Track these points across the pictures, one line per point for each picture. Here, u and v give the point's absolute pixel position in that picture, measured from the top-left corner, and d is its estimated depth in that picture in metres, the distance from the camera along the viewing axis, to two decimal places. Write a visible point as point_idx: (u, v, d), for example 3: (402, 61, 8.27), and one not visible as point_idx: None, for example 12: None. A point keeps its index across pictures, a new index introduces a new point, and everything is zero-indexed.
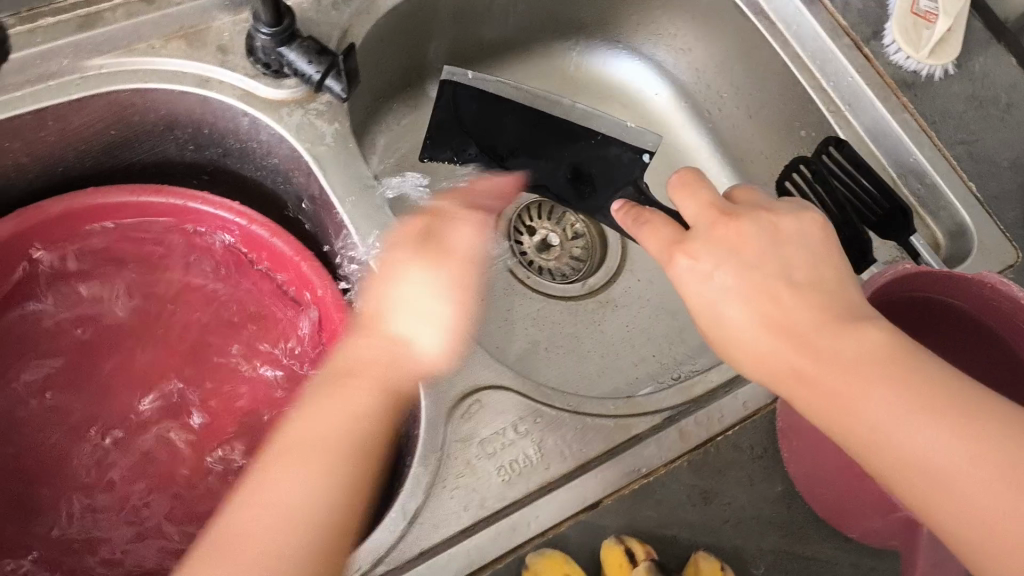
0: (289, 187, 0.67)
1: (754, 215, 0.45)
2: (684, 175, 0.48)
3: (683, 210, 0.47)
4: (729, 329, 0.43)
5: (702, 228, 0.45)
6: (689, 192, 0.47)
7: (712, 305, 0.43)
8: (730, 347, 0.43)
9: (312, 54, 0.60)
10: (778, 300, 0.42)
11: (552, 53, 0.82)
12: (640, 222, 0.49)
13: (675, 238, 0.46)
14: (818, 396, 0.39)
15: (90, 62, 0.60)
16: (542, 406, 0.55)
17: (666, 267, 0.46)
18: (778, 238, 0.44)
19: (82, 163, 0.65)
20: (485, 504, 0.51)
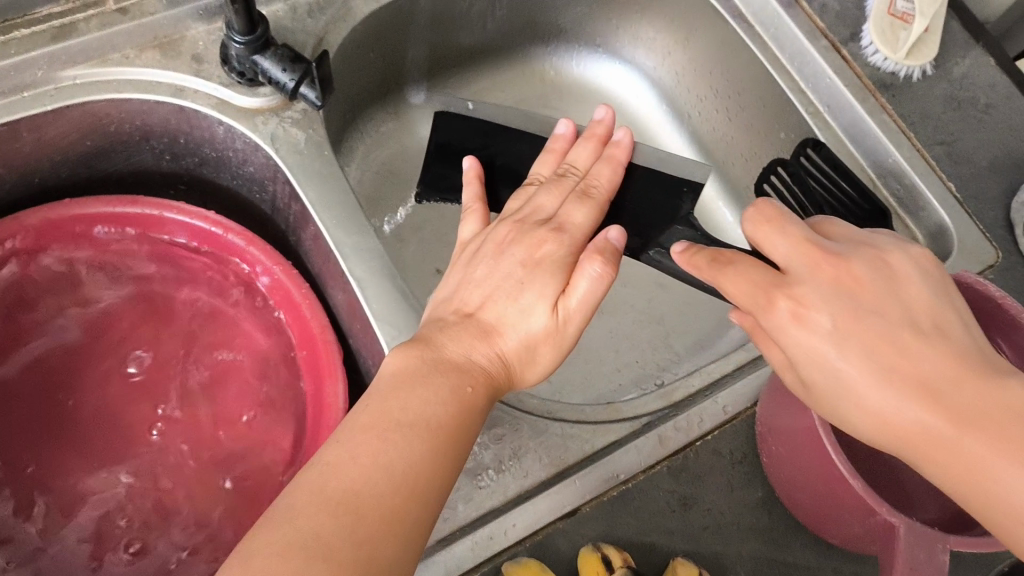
0: (266, 196, 0.67)
1: (858, 257, 0.43)
2: (763, 210, 0.46)
3: (770, 248, 0.45)
4: (841, 378, 0.41)
5: (799, 269, 0.43)
6: (779, 230, 0.45)
7: (826, 353, 0.41)
8: (848, 401, 0.41)
9: (286, 61, 0.59)
10: (896, 350, 0.40)
11: (532, 58, 0.82)
12: (719, 264, 0.46)
13: (771, 280, 0.43)
14: (942, 453, 0.38)
15: (64, 73, 0.60)
16: (520, 413, 0.54)
17: (763, 310, 0.43)
18: (887, 279, 0.43)
19: (58, 174, 0.65)
20: (461, 515, 0.51)
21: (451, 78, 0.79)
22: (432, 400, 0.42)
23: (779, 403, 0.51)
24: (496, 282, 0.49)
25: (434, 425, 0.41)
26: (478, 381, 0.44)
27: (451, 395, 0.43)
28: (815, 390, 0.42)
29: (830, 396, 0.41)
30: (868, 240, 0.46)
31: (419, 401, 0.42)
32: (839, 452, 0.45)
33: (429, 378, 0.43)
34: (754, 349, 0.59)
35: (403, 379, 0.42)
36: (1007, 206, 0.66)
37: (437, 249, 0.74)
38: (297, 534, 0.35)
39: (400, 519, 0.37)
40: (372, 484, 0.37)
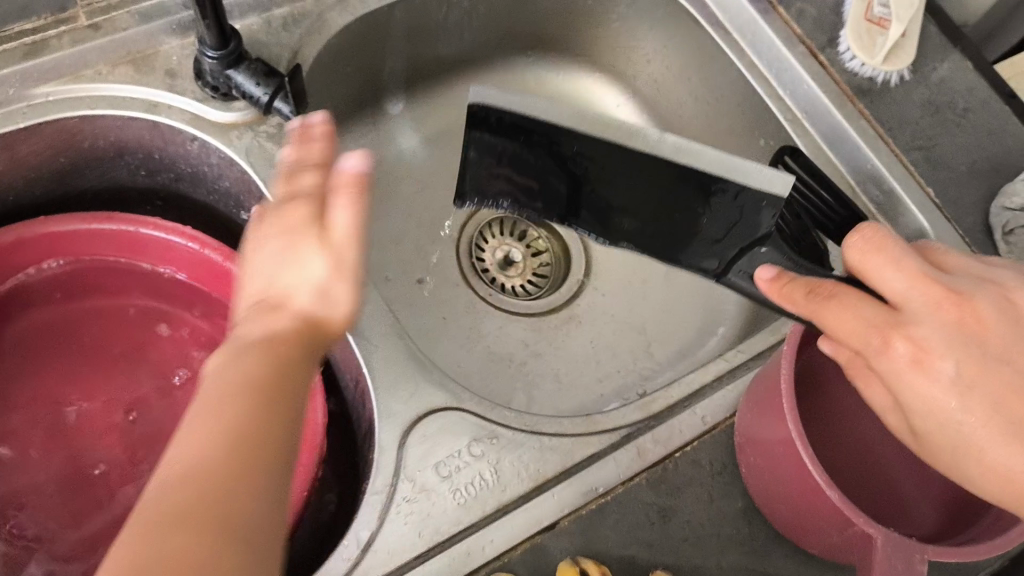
0: (242, 211, 0.66)
1: (977, 293, 0.42)
2: (878, 236, 0.43)
3: (885, 281, 0.42)
4: (961, 430, 0.39)
5: (921, 307, 0.41)
6: (894, 262, 0.42)
7: (948, 405, 0.39)
8: (968, 456, 0.40)
9: (259, 76, 0.59)
10: (1017, 402, 0.39)
11: (514, 67, 0.81)
12: (817, 296, 0.43)
13: (887, 319, 0.41)
14: None
15: (37, 90, 0.60)
16: (497, 428, 0.54)
17: (876, 348, 0.41)
18: (1002, 317, 0.42)
19: (33, 191, 0.64)
20: (440, 530, 0.51)
21: (430, 88, 0.79)
22: (252, 364, 0.40)
23: (756, 413, 0.51)
24: (264, 266, 0.46)
25: (249, 382, 0.39)
26: (291, 338, 0.43)
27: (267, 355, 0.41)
28: (925, 440, 0.41)
29: (940, 443, 0.40)
30: (972, 268, 0.45)
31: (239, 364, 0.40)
32: (815, 463, 0.44)
33: (241, 355, 0.41)
34: (732, 358, 0.58)
35: (218, 368, 0.40)
36: (986, 211, 0.66)
37: (417, 261, 0.74)
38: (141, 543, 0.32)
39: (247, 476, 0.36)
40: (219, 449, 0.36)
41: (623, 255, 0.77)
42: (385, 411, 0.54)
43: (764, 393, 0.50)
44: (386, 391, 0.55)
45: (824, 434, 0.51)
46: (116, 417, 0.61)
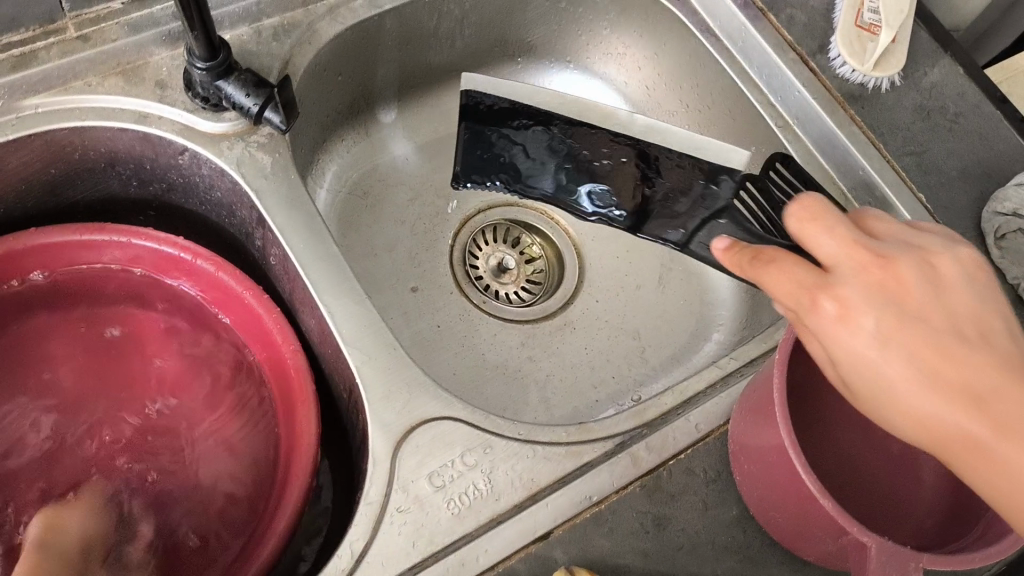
0: (235, 221, 0.66)
1: (906, 257, 0.41)
2: (809, 203, 0.43)
3: (817, 245, 0.42)
4: (885, 383, 0.38)
5: (848, 269, 0.41)
6: (824, 227, 0.42)
7: (870, 357, 0.38)
8: (891, 408, 0.38)
9: (249, 87, 0.59)
10: (944, 359, 0.38)
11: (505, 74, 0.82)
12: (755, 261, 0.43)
13: (816, 278, 0.40)
14: (995, 469, 0.36)
15: (26, 102, 0.59)
16: (491, 436, 0.54)
17: (805, 309, 0.40)
18: (934, 282, 0.41)
19: (23, 203, 0.64)
20: (435, 539, 0.51)
21: (422, 96, 0.79)
22: None
23: (749, 420, 0.51)
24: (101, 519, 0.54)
25: None
26: None
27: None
28: (857, 395, 0.40)
29: (869, 398, 0.39)
30: (913, 237, 0.44)
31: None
32: (808, 470, 0.44)
33: None
34: (726, 365, 0.58)
35: None
36: (978, 215, 0.66)
37: (411, 269, 0.74)
38: None
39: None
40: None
41: (616, 262, 0.77)
42: (378, 421, 0.54)
43: (757, 400, 0.50)
44: (379, 402, 0.55)
45: (818, 440, 0.51)
46: (109, 430, 0.60)
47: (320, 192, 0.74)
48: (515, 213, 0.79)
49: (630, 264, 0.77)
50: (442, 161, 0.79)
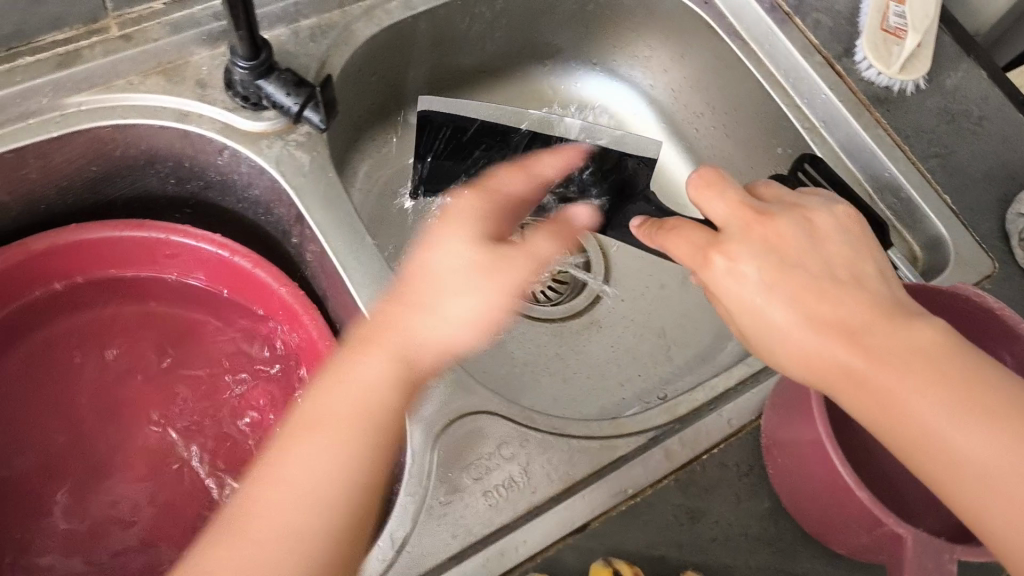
0: (271, 218, 0.67)
1: (786, 215, 0.45)
2: (705, 174, 0.47)
3: (711, 209, 0.46)
4: (772, 326, 0.42)
5: (734, 228, 0.45)
6: (717, 193, 0.46)
7: (755, 301, 0.43)
8: (777, 347, 0.42)
9: (290, 86, 0.60)
10: (819, 299, 0.42)
11: (532, 76, 0.83)
12: (668, 230, 0.48)
13: (706, 239, 0.45)
14: (866, 394, 0.40)
15: (70, 100, 0.61)
16: (527, 430, 0.55)
17: (702, 267, 0.45)
18: (812, 236, 0.45)
19: (64, 199, 0.65)
20: (474, 531, 0.52)
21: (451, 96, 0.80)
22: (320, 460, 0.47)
23: (782, 415, 0.52)
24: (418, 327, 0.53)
25: (306, 538, 0.45)
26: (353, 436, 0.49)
27: (351, 461, 0.48)
28: (748, 338, 0.44)
29: (759, 339, 0.43)
30: (796, 199, 0.48)
31: (321, 466, 0.47)
32: (844, 463, 0.45)
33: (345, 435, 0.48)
34: (756, 362, 0.59)
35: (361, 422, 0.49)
36: (1002, 216, 0.67)
37: None
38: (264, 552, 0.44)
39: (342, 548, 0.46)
40: (310, 536, 0.45)
41: (642, 262, 0.78)
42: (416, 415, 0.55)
43: (791, 395, 0.51)
44: None
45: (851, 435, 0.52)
46: (148, 422, 0.62)
47: (354, 190, 0.75)
48: None
49: (654, 264, 0.78)
50: None
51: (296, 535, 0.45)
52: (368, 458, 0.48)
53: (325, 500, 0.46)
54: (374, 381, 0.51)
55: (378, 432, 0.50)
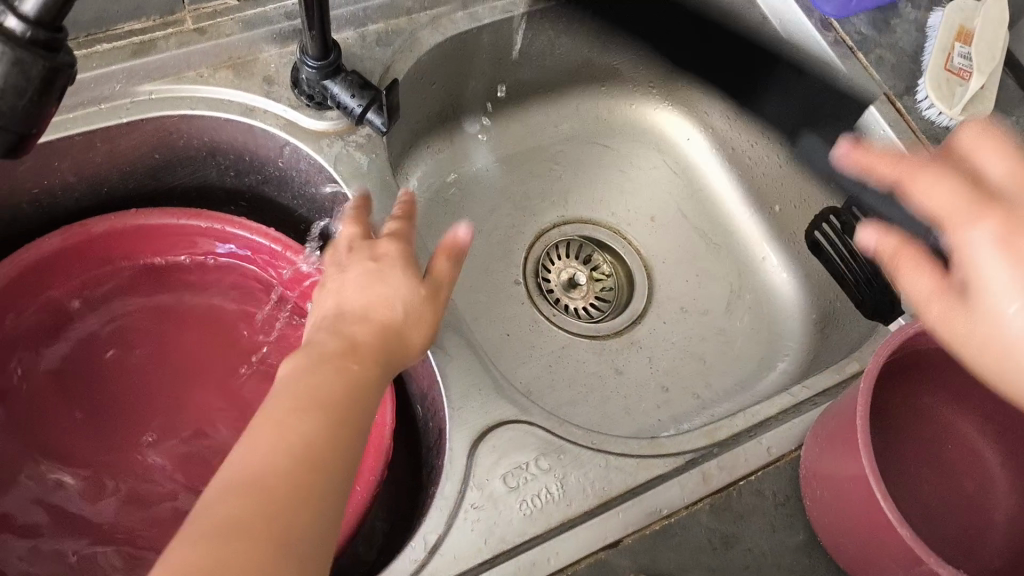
0: (325, 217, 0.68)
1: None
2: (993, 130, 0.46)
3: (990, 163, 0.44)
4: (1000, 298, 0.39)
5: (1013, 189, 0.42)
6: (1000, 150, 0.45)
7: (997, 266, 0.39)
8: (993, 322, 0.39)
9: (355, 88, 0.61)
10: None
11: (588, 94, 0.83)
12: (907, 169, 0.46)
13: (977, 190, 0.42)
14: None
15: (142, 88, 0.62)
16: (565, 443, 0.55)
17: (961, 217, 0.42)
18: None
19: (126, 184, 0.67)
20: (506, 539, 0.52)
21: (508, 109, 0.81)
22: (322, 383, 0.42)
23: (824, 448, 0.52)
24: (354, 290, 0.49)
25: (330, 401, 0.41)
26: (364, 359, 0.45)
27: (340, 374, 0.43)
28: (966, 305, 0.40)
29: (979, 312, 0.39)
30: None
31: (316, 382, 0.42)
32: (887, 499, 0.45)
33: (318, 370, 0.43)
34: (797, 394, 0.59)
35: (295, 372, 0.43)
36: None
37: (484, 277, 0.75)
38: (253, 469, 0.37)
39: (345, 455, 0.40)
40: (325, 438, 0.39)
41: (688, 285, 0.78)
42: (456, 418, 0.55)
43: (834, 428, 0.51)
44: (459, 402, 0.56)
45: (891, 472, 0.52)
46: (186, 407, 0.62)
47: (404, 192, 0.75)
48: (591, 232, 0.80)
49: (699, 287, 0.78)
50: (522, 174, 0.81)
51: (303, 444, 0.38)
52: (340, 393, 0.42)
53: (328, 405, 0.41)
54: (295, 364, 0.43)
55: (335, 394, 0.42)
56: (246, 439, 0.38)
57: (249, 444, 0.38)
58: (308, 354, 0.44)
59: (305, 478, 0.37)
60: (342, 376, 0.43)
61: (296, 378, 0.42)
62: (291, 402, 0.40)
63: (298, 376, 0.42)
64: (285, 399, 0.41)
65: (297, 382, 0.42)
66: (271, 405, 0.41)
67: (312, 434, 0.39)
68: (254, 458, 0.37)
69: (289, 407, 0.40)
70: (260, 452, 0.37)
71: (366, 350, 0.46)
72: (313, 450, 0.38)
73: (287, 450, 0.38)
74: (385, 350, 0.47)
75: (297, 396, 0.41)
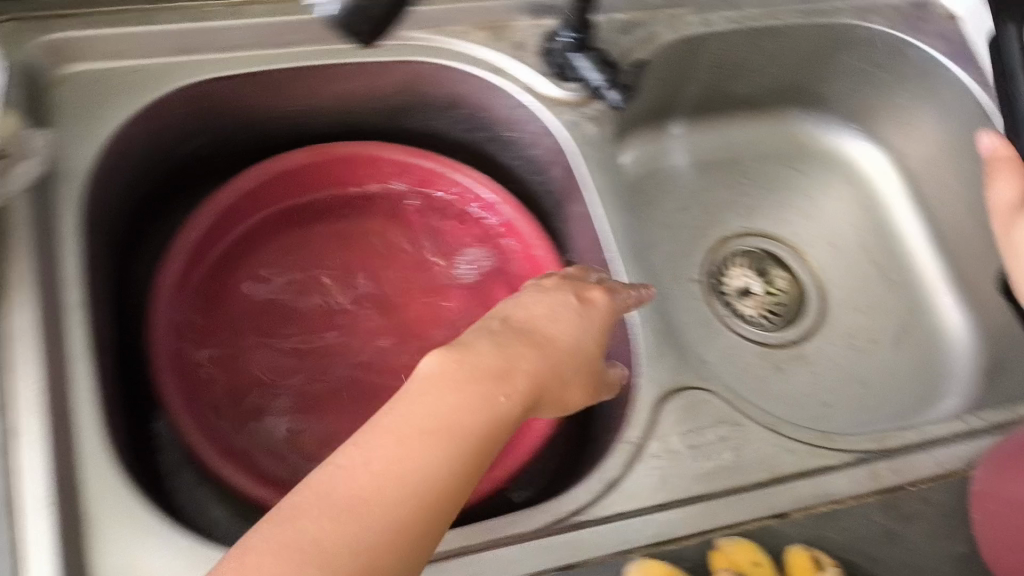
0: (543, 178, 0.73)
1: None
2: None
3: None
4: None
5: None
6: None
7: None
8: None
9: (600, 64, 0.66)
10: None
11: (789, 118, 0.87)
12: None
13: None
14: None
15: (408, 33, 0.68)
16: (744, 418, 0.59)
17: None
18: None
19: (370, 119, 0.73)
20: (680, 489, 0.56)
21: (714, 118, 0.85)
22: (456, 407, 0.38)
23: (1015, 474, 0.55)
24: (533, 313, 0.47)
25: (462, 430, 0.38)
26: (517, 391, 0.41)
27: (486, 401, 0.39)
28: None
29: None
30: None
31: (447, 402, 0.38)
32: None
33: (467, 386, 0.39)
34: (971, 422, 0.61)
35: (433, 381, 0.39)
36: None
37: (667, 271, 0.80)
38: (353, 490, 0.35)
39: (449, 501, 0.36)
40: (421, 482, 0.36)
41: (861, 313, 0.80)
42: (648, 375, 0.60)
43: None
44: (651, 361, 0.60)
45: None
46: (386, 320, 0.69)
47: (625, 156, 0.82)
48: (771, 247, 0.84)
49: (870, 317, 0.80)
50: (715, 182, 0.85)
51: (411, 478, 0.35)
52: (476, 420, 0.38)
53: (448, 436, 0.37)
54: (438, 366, 0.39)
55: (463, 422, 0.38)
56: (361, 445, 0.36)
57: (363, 457, 0.36)
58: (447, 356, 0.40)
59: (397, 518, 0.35)
60: (482, 399, 0.39)
61: (431, 388, 0.38)
62: (412, 428, 0.37)
63: (430, 391, 0.38)
64: (412, 420, 0.37)
65: (429, 406, 0.38)
66: (396, 415, 0.37)
67: (425, 471, 0.36)
68: (357, 482, 0.35)
69: (411, 426, 0.37)
70: (372, 473, 0.35)
71: (524, 380, 0.41)
72: (420, 486, 0.36)
73: (384, 482, 0.35)
74: (540, 389, 0.42)
75: (424, 422, 0.37)
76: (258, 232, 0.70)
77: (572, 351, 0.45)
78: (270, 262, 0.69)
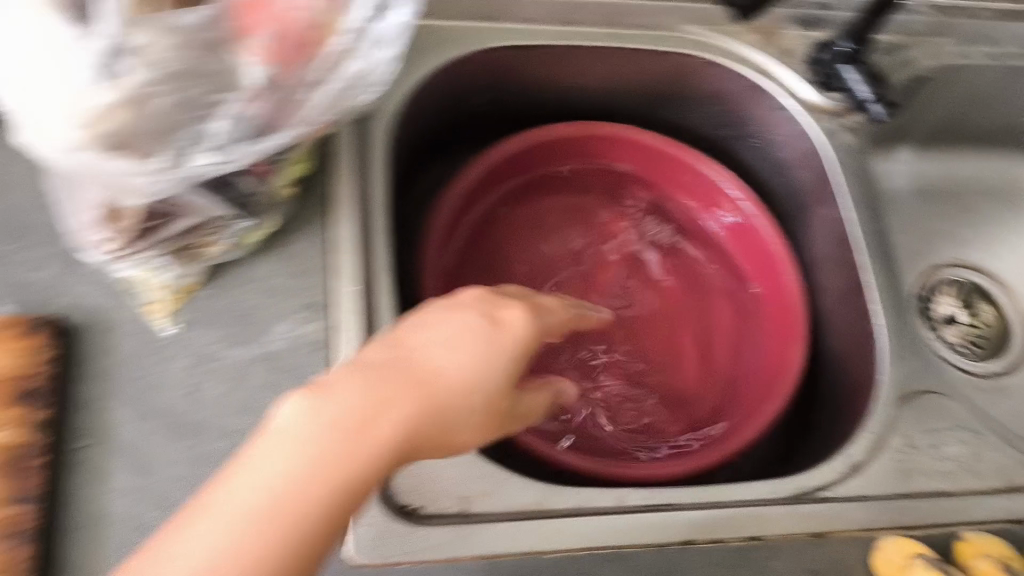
0: (785, 179, 0.77)
1: None
2: None
3: None
4: None
5: None
6: None
7: None
8: None
9: (871, 79, 0.69)
10: None
11: (1012, 159, 0.89)
12: None
13: None
14: None
15: (688, 28, 0.73)
16: (979, 428, 0.63)
17: None
18: None
19: (629, 104, 0.77)
20: (920, 482, 0.59)
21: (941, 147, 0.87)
22: (318, 433, 0.34)
23: None
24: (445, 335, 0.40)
25: (350, 474, 0.34)
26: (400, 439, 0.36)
27: (339, 431, 0.34)
28: None
29: None
30: None
31: (307, 436, 0.34)
32: None
33: (324, 407, 0.35)
34: None
35: (302, 413, 0.34)
36: None
37: None
38: (226, 537, 0.31)
39: (328, 529, 0.34)
40: (312, 512, 0.33)
41: None
42: (891, 375, 0.64)
43: None
44: (895, 361, 0.65)
45: None
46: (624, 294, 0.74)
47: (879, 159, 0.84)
48: (977, 281, 0.87)
49: None
50: (934, 211, 0.88)
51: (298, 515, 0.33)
52: (368, 453, 0.35)
53: (328, 469, 0.33)
54: (318, 405, 0.35)
55: (333, 464, 0.34)
56: (263, 448, 0.34)
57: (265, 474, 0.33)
58: (367, 403, 0.35)
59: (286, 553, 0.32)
60: (345, 430, 0.34)
61: (316, 411, 0.34)
62: (258, 489, 0.32)
63: (298, 484, 0.33)
64: (286, 486, 0.33)
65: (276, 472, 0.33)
66: (251, 471, 0.33)
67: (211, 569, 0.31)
68: (244, 527, 0.32)
69: (261, 492, 0.32)
70: (233, 497, 0.32)
71: (417, 433, 0.36)
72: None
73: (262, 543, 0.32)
74: (418, 433, 0.37)
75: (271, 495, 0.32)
76: (517, 195, 0.76)
77: (460, 389, 0.38)
78: (518, 226, 0.76)
